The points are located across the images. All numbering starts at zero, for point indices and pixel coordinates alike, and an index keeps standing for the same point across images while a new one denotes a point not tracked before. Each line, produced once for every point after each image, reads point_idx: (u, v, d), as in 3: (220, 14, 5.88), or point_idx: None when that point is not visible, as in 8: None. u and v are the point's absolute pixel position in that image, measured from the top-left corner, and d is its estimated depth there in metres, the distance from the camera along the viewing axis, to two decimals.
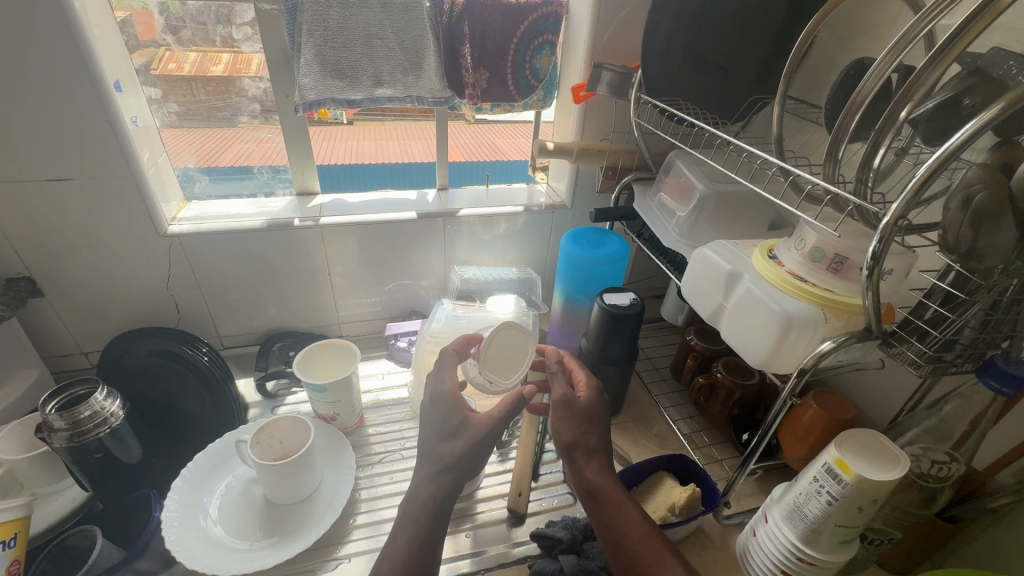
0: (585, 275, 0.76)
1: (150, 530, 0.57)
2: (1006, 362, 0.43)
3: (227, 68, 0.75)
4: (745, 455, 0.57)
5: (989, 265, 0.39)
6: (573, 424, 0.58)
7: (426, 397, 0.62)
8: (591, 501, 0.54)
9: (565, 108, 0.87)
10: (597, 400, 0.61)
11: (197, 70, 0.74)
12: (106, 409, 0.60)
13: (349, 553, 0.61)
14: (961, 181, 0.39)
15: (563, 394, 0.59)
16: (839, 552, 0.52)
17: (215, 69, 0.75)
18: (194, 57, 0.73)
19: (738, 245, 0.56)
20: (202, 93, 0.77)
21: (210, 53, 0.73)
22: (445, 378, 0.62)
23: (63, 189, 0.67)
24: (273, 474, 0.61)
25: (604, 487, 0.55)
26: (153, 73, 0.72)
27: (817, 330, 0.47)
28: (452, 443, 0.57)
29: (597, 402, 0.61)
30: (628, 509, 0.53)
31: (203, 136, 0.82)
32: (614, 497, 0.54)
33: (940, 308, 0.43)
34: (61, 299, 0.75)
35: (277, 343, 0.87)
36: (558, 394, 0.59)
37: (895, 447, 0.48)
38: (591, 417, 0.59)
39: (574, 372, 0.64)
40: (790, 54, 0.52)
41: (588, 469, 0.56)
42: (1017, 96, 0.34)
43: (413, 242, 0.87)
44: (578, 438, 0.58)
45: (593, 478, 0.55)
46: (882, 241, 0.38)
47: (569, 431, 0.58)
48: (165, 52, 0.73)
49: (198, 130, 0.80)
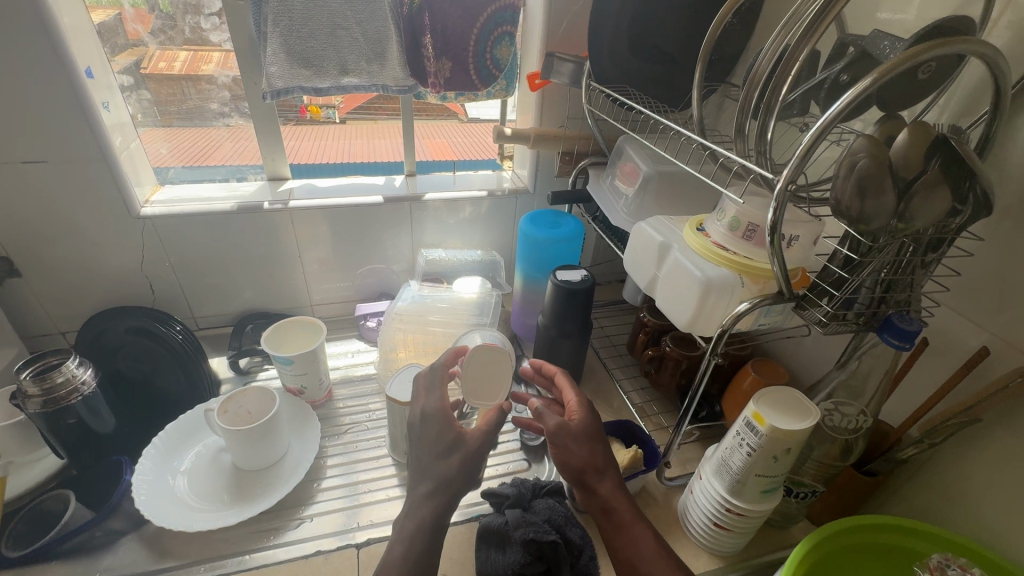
0: (541, 253, 0.80)
1: (121, 490, 0.62)
2: (901, 319, 0.47)
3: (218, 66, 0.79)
4: (680, 417, 0.61)
5: (877, 227, 0.43)
6: (579, 446, 0.56)
7: (415, 413, 0.59)
8: (606, 524, 0.54)
9: (526, 97, 0.91)
10: (593, 420, 0.59)
11: (187, 68, 0.78)
12: (78, 377, 0.63)
13: (312, 514, 0.64)
14: (849, 150, 0.42)
15: (555, 423, 0.57)
16: (763, 502, 0.56)
17: (206, 67, 0.79)
18: (184, 56, 0.77)
19: (673, 220, 0.60)
20: (192, 90, 0.81)
21: (200, 53, 0.77)
22: (436, 396, 0.59)
23: (37, 171, 0.70)
24: (239, 440, 0.64)
25: (619, 508, 0.54)
26: (143, 71, 0.78)
27: (734, 293, 0.51)
28: (448, 461, 0.55)
29: (593, 420, 0.59)
30: (636, 532, 0.53)
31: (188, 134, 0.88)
32: (627, 520, 0.54)
33: (841, 270, 0.47)
34: (37, 279, 0.77)
35: (250, 324, 0.90)
36: (547, 423, 0.57)
37: (808, 402, 0.53)
38: (591, 435, 0.57)
39: (565, 388, 0.62)
40: (703, 45, 0.55)
41: (600, 490, 0.55)
42: (887, 69, 0.37)
43: (382, 226, 0.90)
44: (585, 460, 0.56)
45: (607, 498, 0.54)
46: (777, 206, 0.42)
47: (577, 455, 0.56)
48: (155, 52, 0.77)
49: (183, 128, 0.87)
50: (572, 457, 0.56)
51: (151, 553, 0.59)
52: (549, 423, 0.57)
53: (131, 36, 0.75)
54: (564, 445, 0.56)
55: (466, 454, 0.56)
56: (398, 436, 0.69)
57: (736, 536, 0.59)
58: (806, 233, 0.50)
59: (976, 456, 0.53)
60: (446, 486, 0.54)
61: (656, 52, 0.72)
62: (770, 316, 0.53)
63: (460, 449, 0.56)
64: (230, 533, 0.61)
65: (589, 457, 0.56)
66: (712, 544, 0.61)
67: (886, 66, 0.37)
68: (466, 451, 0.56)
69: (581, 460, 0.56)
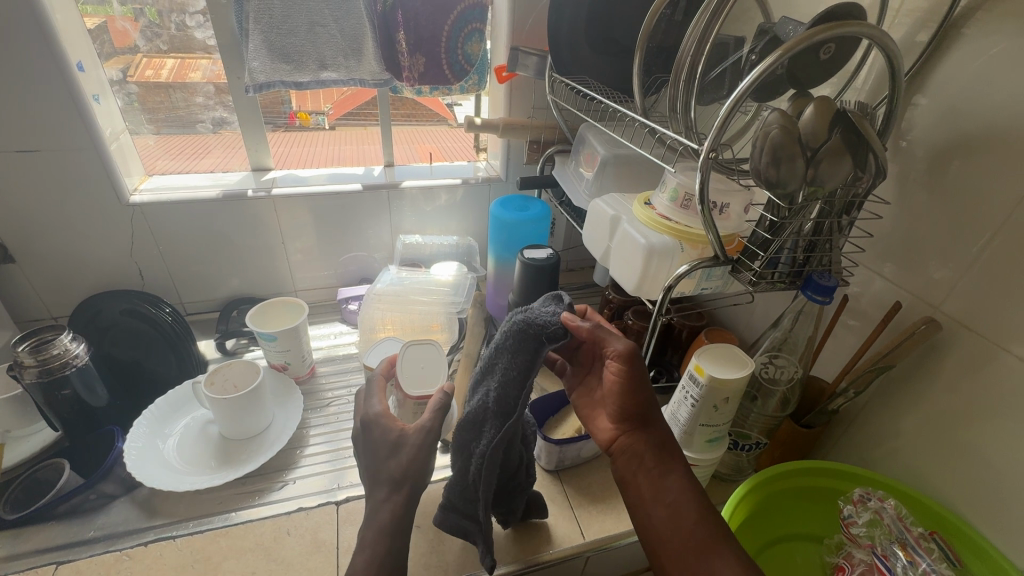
0: (509, 235, 0.86)
1: (114, 456, 0.66)
2: (821, 277, 0.53)
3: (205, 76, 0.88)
4: (634, 379, 0.66)
5: (792, 191, 0.48)
6: (643, 384, 0.54)
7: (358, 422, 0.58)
8: (653, 463, 0.53)
9: (496, 90, 0.97)
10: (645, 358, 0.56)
11: (175, 76, 0.86)
12: (71, 351, 0.67)
13: (295, 477, 0.68)
14: (765, 123, 0.48)
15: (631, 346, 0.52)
16: (710, 452, 0.61)
17: (193, 75, 0.88)
18: (171, 65, 0.85)
19: (625, 197, 0.66)
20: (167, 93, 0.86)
21: (187, 62, 0.86)
22: (374, 401, 0.57)
23: (31, 160, 0.74)
24: (225, 409, 0.68)
25: (669, 449, 0.54)
26: (130, 78, 0.82)
27: (675, 258, 0.56)
28: (397, 458, 0.53)
29: None
30: (675, 475, 0.53)
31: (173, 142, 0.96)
32: (677, 459, 0.54)
33: (765, 233, 0.53)
34: (31, 265, 0.81)
35: (235, 310, 0.94)
36: (618, 347, 0.53)
37: (744, 356, 0.58)
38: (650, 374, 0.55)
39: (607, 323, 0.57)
40: (640, 40, 0.60)
41: (655, 428, 0.55)
42: (789, 47, 0.43)
43: (362, 214, 0.95)
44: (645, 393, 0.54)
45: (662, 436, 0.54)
46: (702, 172, 0.47)
47: (645, 393, 0.55)
48: (141, 59, 0.84)
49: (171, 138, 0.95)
50: (636, 390, 0.53)
51: (143, 512, 0.62)
52: (621, 347, 0.52)
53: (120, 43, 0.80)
54: (633, 371, 0.52)
55: (413, 449, 0.53)
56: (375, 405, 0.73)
57: None
58: (737, 202, 0.56)
59: (895, 402, 0.59)
60: (400, 483, 0.52)
61: (612, 45, 0.77)
62: (711, 280, 0.59)
63: (404, 447, 0.53)
64: (218, 495, 0.65)
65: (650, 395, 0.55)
66: None
67: (787, 45, 0.42)
68: (411, 446, 0.53)
69: (645, 393, 0.54)
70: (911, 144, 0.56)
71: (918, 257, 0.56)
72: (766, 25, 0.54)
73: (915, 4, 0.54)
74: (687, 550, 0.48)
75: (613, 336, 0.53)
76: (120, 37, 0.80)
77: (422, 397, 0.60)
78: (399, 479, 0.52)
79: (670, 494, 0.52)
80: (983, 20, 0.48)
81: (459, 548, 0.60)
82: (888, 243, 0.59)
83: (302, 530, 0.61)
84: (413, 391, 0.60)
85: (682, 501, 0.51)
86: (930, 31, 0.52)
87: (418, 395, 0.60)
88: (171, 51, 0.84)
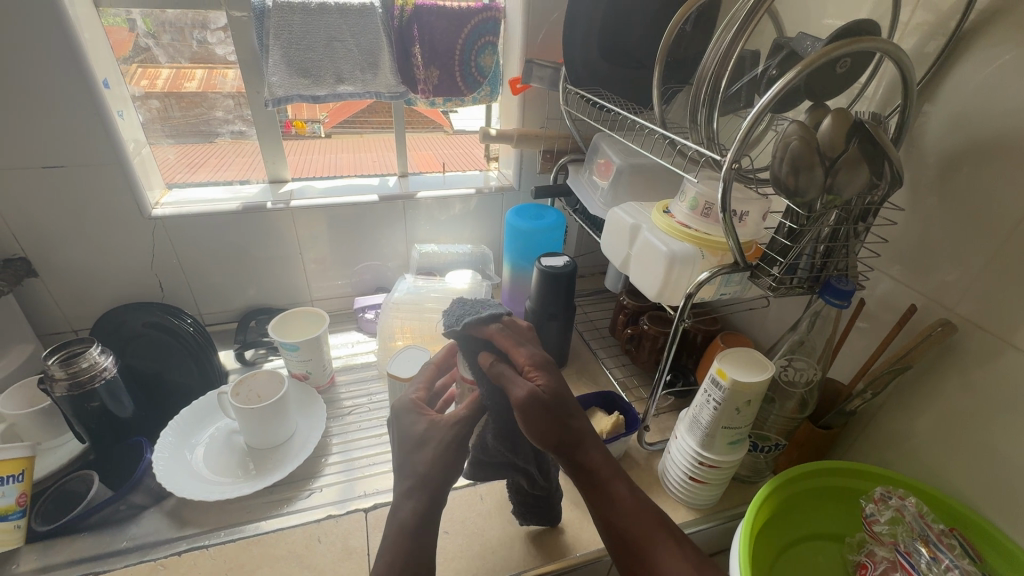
0: (526, 244, 0.87)
1: (143, 468, 0.67)
2: (839, 281, 0.54)
3: (201, 84, 0.84)
4: (655, 383, 0.67)
5: (810, 200, 0.50)
6: (555, 414, 0.49)
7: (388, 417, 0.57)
8: (582, 479, 0.52)
9: (508, 101, 0.98)
10: (559, 378, 0.51)
11: (170, 86, 0.84)
12: (100, 363, 0.68)
13: (321, 484, 0.69)
14: (784, 134, 0.50)
15: (529, 394, 0.47)
16: (731, 453, 0.63)
17: (189, 85, 0.84)
18: (168, 75, 0.83)
19: (643, 205, 0.68)
20: (177, 110, 0.87)
21: (185, 72, 0.83)
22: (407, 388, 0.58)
23: (56, 176, 0.75)
24: (250, 418, 0.69)
25: (595, 465, 0.52)
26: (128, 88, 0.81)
27: (696, 265, 0.58)
28: (424, 452, 0.52)
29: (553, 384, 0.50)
30: (610, 489, 0.52)
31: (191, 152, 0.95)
32: (606, 477, 0.51)
33: (784, 240, 0.55)
34: (54, 279, 0.82)
35: (253, 320, 0.95)
36: (517, 396, 0.47)
37: (764, 359, 0.59)
38: (564, 396, 0.50)
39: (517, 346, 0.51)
40: (660, 50, 0.62)
41: (577, 450, 0.51)
42: (808, 63, 0.44)
43: (378, 224, 0.96)
44: (560, 420, 0.49)
45: (583, 459, 0.51)
46: (725, 183, 0.49)
47: (551, 427, 0.49)
48: (137, 69, 0.81)
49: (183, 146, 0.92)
50: (542, 430, 0.49)
51: (173, 522, 0.63)
52: (518, 396, 0.47)
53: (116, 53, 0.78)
54: (537, 419, 0.48)
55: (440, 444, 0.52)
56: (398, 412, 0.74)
57: (711, 488, 0.65)
58: (756, 209, 0.58)
59: (910, 402, 0.61)
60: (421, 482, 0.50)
61: (625, 57, 0.80)
62: (731, 286, 0.60)
63: (430, 442, 0.52)
64: (247, 503, 0.66)
65: (569, 419, 0.50)
66: (689, 498, 0.67)
67: (806, 62, 0.44)
68: (438, 441, 0.52)
69: (561, 423, 0.49)
70: (922, 151, 0.58)
71: (930, 261, 0.58)
72: (781, 40, 0.57)
73: (923, 18, 0.56)
74: (629, 556, 0.50)
75: (516, 380, 0.48)
76: (119, 46, 0.78)
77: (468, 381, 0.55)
78: (422, 479, 0.51)
79: (608, 510, 0.51)
80: (991, 32, 0.50)
81: (487, 553, 0.61)
82: (901, 247, 0.61)
83: (332, 538, 0.62)
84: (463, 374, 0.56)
85: (618, 513, 0.51)
86: (939, 43, 0.54)
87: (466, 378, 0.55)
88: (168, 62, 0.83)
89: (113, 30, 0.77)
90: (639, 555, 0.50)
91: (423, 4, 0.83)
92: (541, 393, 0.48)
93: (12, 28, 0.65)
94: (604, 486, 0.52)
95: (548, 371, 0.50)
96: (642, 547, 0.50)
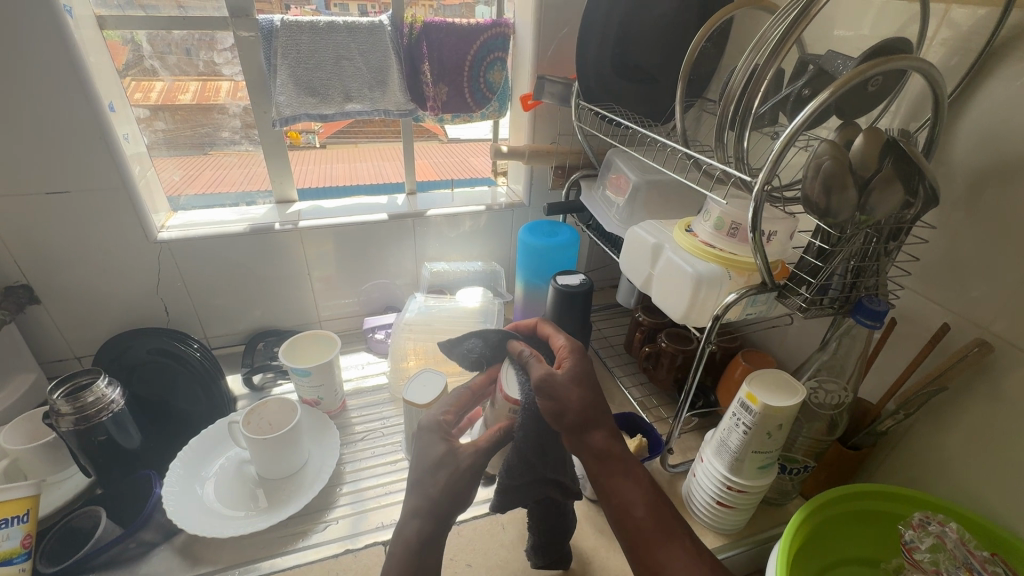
0: (540, 261, 0.87)
1: (154, 502, 0.64)
2: (871, 302, 0.53)
3: (195, 96, 0.82)
4: (678, 406, 0.65)
5: (843, 219, 0.49)
6: (572, 398, 0.51)
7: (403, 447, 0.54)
8: (598, 470, 0.52)
9: (517, 116, 0.97)
10: (585, 364, 0.54)
11: (165, 98, 0.82)
12: (107, 396, 0.66)
13: (336, 516, 0.67)
14: (816, 154, 0.48)
15: (544, 375, 0.51)
16: (761, 477, 0.61)
17: (184, 97, 0.82)
18: (161, 87, 0.81)
19: (663, 224, 0.67)
20: (172, 122, 0.85)
21: (178, 84, 0.81)
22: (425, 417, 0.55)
23: (60, 201, 0.73)
24: (262, 449, 0.67)
25: (612, 455, 0.52)
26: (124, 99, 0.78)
27: (723, 286, 0.56)
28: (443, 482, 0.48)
29: (577, 367, 0.53)
30: (623, 479, 0.52)
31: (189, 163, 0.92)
32: (621, 466, 0.52)
33: (814, 260, 0.53)
34: (57, 305, 0.80)
35: (261, 342, 0.93)
36: (534, 377, 0.51)
37: (795, 382, 0.58)
38: (584, 382, 0.52)
39: (554, 333, 0.57)
40: (684, 64, 0.62)
41: (592, 439, 0.51)
42: (842, 82, 0.43)
43: (386, 242, 0.95)
44: (574, 406, 0.51)
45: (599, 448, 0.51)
46: (756, 204, 0.48)
47: (570, 406, 0.50)
48: (131, 82, 0.79)
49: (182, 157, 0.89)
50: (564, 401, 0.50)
51: (184, 560, 0.61)
52: (533, 377, 0.51)
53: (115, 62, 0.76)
54: (553, 394, 0.50)
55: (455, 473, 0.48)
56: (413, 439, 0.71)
57: (739, 513, 0.63)
58: (783, 229, 0.57)
59: (944, 423, 0.59)
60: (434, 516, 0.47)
61: (638, 72, 0.79)
62: (757, 306, 0.58)
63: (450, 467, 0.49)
64: (261, 538, 0.64)
65: (585, 405, 0.51)
66: (716, 523, 0.65)
67: (839, 82, 0.43)
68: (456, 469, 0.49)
69: (576, 406, 0.50)
70: (951, 166, 0.56)
71: (961, 278, 0.56)
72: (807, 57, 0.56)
73: (948, 33, 0.55)
74: (640, 549, 0.50)
75: (534, 364, 0.53)
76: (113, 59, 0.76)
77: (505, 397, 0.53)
78: (433, 504, 0.48)
79: (622, 501, 0.51)
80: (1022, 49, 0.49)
81: None
82: (931, 265, 0.59)
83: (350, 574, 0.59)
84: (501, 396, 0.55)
85: (632, 504, 0.51)
86: (966, 58, 0.54)
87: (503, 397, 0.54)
88: (165, 73, 0.80)
89: (113, 44, 0.75)
90: (648, 549, 0.50)
91: (432, 22, 0.82)
92: (559, 377, 0.51)
93: (19, 54, 0.63)
94: (618, 477, 0.52)
95: (578, 357, 0.54)
96: (653, 539, 0.50)
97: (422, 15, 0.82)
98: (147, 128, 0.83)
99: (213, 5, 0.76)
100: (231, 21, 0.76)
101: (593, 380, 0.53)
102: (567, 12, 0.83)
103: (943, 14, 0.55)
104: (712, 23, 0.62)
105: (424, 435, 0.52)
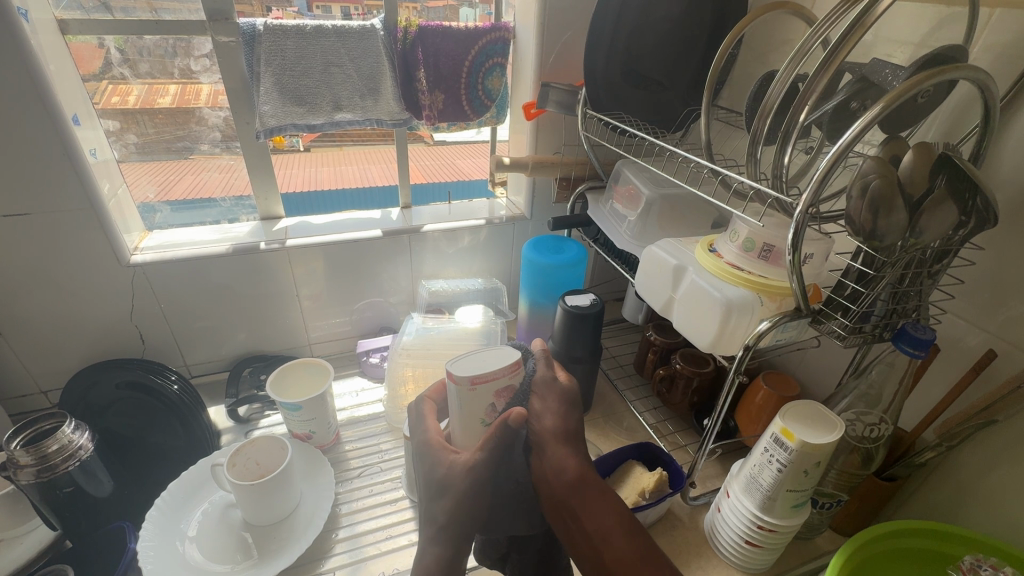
0: (546, 280, 0.82)
1: (127, 561, 0.58)
2: (915, 330, 0.48)
3: (175, 100, 0.76)
4: (702, 438, 0.60)
5: (890, 243, 0.44)
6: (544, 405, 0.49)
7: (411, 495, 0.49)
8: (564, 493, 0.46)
9: (518, 124, 0.93)
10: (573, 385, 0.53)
11: (143, 104, 0.75)
12: (75, 442, 0.61)
13: (332, 567, 0.61)
14: (860, 172, 0.44)
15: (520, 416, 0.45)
16: (793, 517, 0.56)
17: (163, 101, 0.76)
18: (142, 90, 0.74)
19: (682, 243, 0.62)
20: (151, 127, 0.77)
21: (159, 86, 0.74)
22: (435, 472, 0.48)
23: (19, 225, 0.66)
24: (250, 494, 0.60)
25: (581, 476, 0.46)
26: (96, 107, 0.72)
27: (754, 313, 0.52)
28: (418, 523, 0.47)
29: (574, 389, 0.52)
30: (595, 499, 0.46)
31: (158, 167, 0.81)
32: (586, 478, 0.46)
33: (856, 285, 0.49)
34: (18, 338, 0.73)
35: (247, 368, 0.87)
36: (510, 418, 0.45)
37: (831, 414, 0.54)
38: (556, 408, 0.49)
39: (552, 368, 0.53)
40: (711, 71, 0.59)
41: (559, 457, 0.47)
42: (897, 93, 0.39)
43: (380, 260, 0.89)
44: (554, 421, 0.49)
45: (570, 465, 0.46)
46: (797, 228, 0.43)
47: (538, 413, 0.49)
48: (108, 86, 0.72)
49: (153, 163, 0.80)
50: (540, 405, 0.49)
51: None
52: (511, 418, 0.45)
53: (83, 71, 0.69)
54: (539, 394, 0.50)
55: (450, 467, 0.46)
56: (366, 465, 0.74)
57: (767, 553, 0.58)
58: (818, 250, 0.53)
59: (992, 456, 0.54)
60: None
61: (646, 80, 0.75)
62: (788, 332, 0.52)
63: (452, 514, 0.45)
64: None
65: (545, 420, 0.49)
66: (742, 562, 0.60)
67: (892, 94, 0.39)
68: (456, 492, 0.45)
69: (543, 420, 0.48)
70: (994, 182, 0.53)
71: (1008, 300, 0.52)
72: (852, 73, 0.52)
73: (993, 38, 0.51)
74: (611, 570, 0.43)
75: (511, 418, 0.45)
76: (92, 63, 0.70)
77: (474, 379, 0.45)
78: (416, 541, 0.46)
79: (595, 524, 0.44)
80: None
81: None
82: (976, 288, 0.55)
83: None
84: (459, 369, 0.46)
85: (607, 530, 0.44)
86: (1015, 67, 0.50)
87: (466, 373, 0.45)
88: (138, 78, 0.74)
89: (84, 48, 0.68)
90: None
91: (428, 26, 0.77)
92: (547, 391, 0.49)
93: None
94: (591, 496, 0.45)
95: (551, 385, 0.51)
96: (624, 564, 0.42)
97: (415, 19, 0.77)
98: (117, 142, 0.76)
99: (190, 7, 0.70)
100: (208, 25, 0.70)
101: (581, 418, 0.51)
102: (570, 15, 0.79)
103: (985, 20, 0.52)
104: (738, 26, 0.58)
105: (437, 476, 0.47)
